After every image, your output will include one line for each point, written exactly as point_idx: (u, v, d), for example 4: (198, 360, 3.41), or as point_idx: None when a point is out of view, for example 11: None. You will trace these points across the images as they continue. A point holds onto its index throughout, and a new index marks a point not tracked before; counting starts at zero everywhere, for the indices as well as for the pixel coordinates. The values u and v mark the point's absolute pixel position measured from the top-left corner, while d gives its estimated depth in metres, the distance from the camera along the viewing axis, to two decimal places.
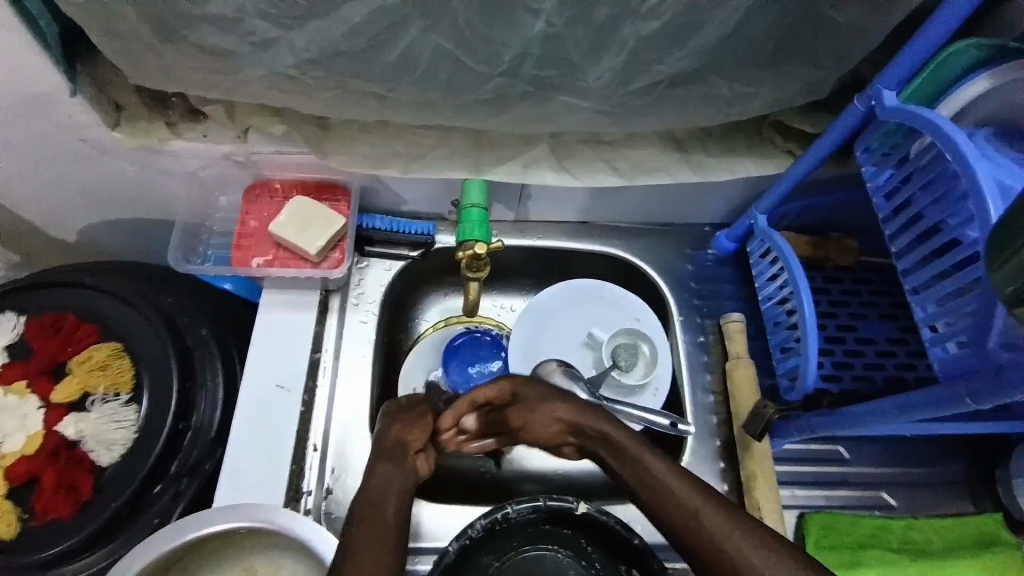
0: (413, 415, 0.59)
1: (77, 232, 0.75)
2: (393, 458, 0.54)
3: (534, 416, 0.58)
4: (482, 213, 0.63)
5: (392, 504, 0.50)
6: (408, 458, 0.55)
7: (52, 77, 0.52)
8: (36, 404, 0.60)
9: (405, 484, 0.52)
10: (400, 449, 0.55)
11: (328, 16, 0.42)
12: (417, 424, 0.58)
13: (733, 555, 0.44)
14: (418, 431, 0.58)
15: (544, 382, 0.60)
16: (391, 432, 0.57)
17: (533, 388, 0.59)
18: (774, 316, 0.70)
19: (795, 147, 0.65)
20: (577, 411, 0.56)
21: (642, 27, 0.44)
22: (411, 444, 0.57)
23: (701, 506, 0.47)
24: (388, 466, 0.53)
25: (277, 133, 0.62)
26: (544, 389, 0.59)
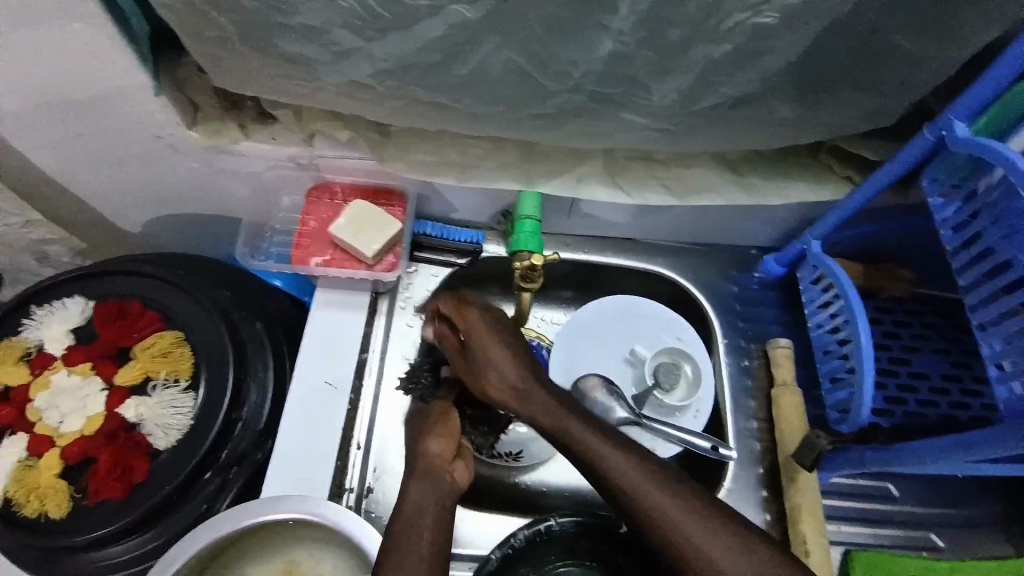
0: (433, 425, 0.57)
1: (142, 223, 0.79)
2: (425, 476, 0.54)
3: (479, 369, 0.55)
4: (536, 225, 0.64)
5: (428, 524, 0.51)
6: (441, 474, 0.54)
7: (138, 77, 0.55)
8: (98, 386, 0.63)
9: (438, 503, 0.53)
10: (431, 461, 0.55)
11: (407, 30, 0.42)
12: (447, 429, 0.57)
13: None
14: (448, 434, 0.57)
15: (506, 343, 0.55)
16: (420, 446, 0.56)
17: (493, 334, 0.56)
18: (823, 343, 0.69)
19: (854, 173, 0.65)
20: (524, 379, 0.55)
21: (714, 50, 0.43)
22: (442, 455, 0.55)
23: (720, 546, 0.47)
24: (421, 486, 0.53)
25: (342, 139, 0.64)
26: (498, 338, 0.56)
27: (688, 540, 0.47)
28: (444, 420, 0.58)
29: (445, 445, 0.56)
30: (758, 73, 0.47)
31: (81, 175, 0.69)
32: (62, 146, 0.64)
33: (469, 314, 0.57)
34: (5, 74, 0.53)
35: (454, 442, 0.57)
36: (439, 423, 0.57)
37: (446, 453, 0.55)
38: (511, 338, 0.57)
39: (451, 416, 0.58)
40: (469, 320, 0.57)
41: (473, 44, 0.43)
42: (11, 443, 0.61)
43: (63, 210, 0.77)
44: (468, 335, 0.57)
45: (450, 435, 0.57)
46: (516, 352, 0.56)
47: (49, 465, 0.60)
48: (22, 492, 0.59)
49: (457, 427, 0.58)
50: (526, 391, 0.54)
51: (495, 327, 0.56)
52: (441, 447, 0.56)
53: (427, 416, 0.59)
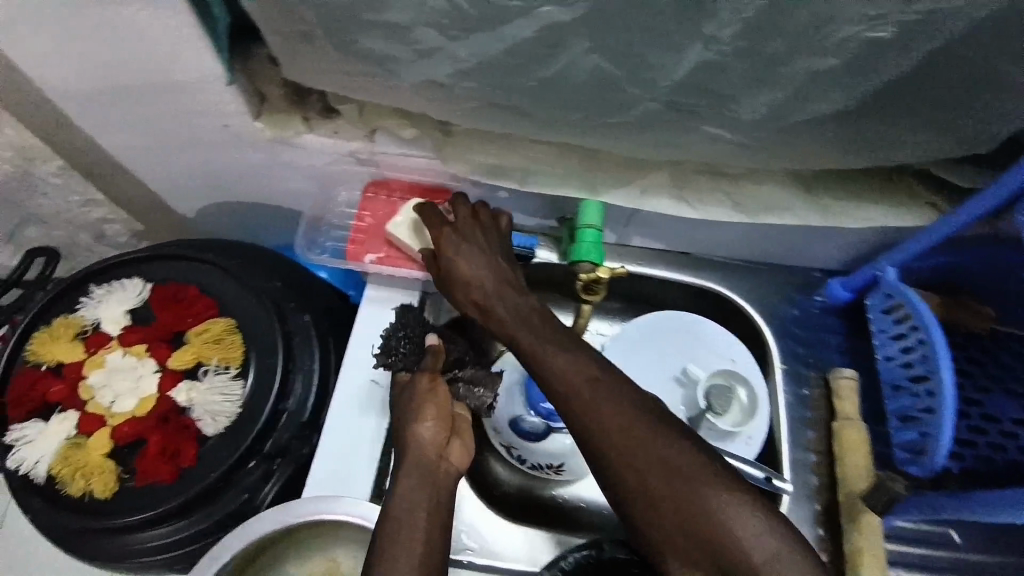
0: (422, 408, 0.59)
1: (197, 209, 0.80)
2: (416, 467, 0.55)
3: (455, 281, 0.60)
4: (597, 235, 0.62)
5: (421, 516, 0.52)
6: (434, 465, 0.56)
7: (212, 66, 0.55)
8: (151, 367, 0.64)
9: (432, 500, 0.53)
10: (424, 449, 0.56)
11: (494, 31, 0.40)
12: (438, 402, 0.59)
13: (728, 564, 0.44)
14: (438, 411, 0.59)
15: (475, 266, 0.60)
16: (412, 433, 0.57)
17: (468, 247, 0.61)
18: (894, 378, 0.65)
19: (941, 200, 0.61)
20: (495, 292, 0.59)
21: (817, 64, 0.41)
22: (431, 438, 0.57)
23: (698, 504, 0.45)
24: (412, 481, 0.54)
25: (405, 137, 0.63)
26: (472, 251, 0.60)
27: (662, 492, 0.47)
28: (433, 399, 0.59)
29: (436, 429, 0.58)
30: (859, 91, 0.43)
31: (145, 159, 0.70)
32: (131, 129, 0.65)
33: (445, 230, 0.62)
34: (85, 57, 0.54)
35: (444, 422, 0.58)
36: (427, 405, 0.59)
37: (438, 438, 0.57)
38: (489, 254, 0.61)
39: (438, 386, 0.60)
40: (448, 233, 0.62)
41: (560, 47, 0.41)
42: (60, 420, 0.62)
43: (126, 192, 0.78)
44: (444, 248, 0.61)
45: (440, 417, 0.58)
46: (488, 272, 0.60)
47: (98, 444, 0.60)
48: (69, 471, 0.60)
49: (445, 397, 0.60)
50: (490, 305, 0.59)
51: (469, 241, 0.61)
52: (432, 432, 0.57)
53: (415, 395, 0.59)
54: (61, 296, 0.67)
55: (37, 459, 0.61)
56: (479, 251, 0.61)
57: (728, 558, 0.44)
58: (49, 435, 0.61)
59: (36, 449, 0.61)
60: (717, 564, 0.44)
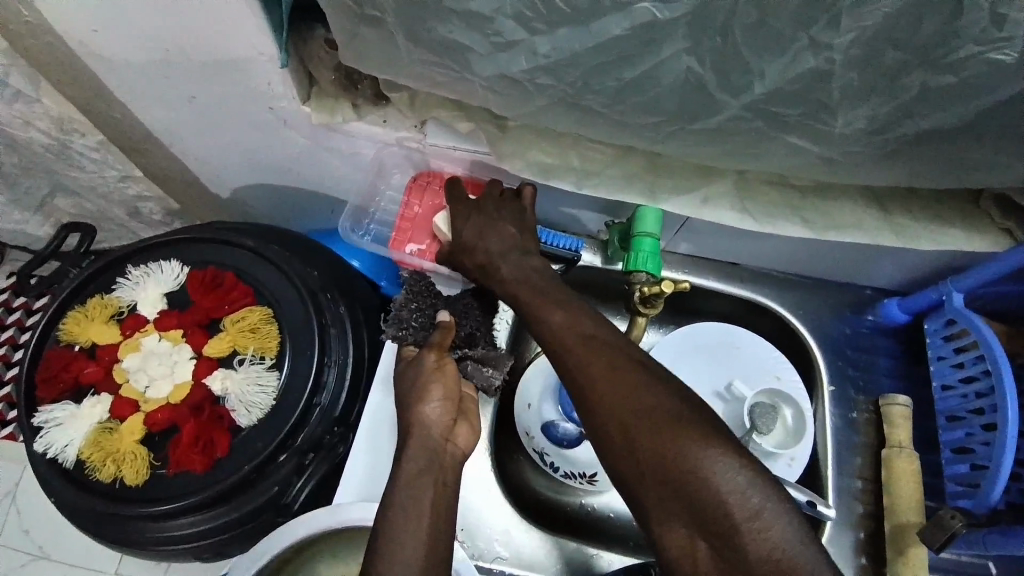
0: (428, 388, 0.55)
1: (234, 188, 0.79)
2: (420, 445, 0.52)
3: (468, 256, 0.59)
4: (654, 244, 0.60)
5: (428, 498, 0.48)
6: (441, 444, 0.53)
7: (266, 48, 0.53)
8: (187, 354, 0.62)
9: (439, 481, 0.50)
10: (430, 430, 0.53)
11: (583, 26, 0.38)
12: (445, 380, 0.56)
13: (711, 522, 0.39)
14: (445, 389, 0.55)
15: (489, 235, 0.58)
16: (416, 413, 0.54)
17: (483, 221, 0.59)
18: (950, 408, 0.63)
19: (1016, 227, 0.57)
20: (510, 264, 0.56)
21: (932, 80, 0.38)
22: (438, 418, 0.54)
23: (683, 460, 0.40)
24: (416, 460, 0.50)
25: (460, 130, 0.60)
26: (487, 224, 0.59)
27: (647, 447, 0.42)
28: (440, 378, 0.56)
29: (443, 410, 0.54)
30: (967, 110, 0.40)
31: (186, 136, 0.68)
32: (175, 106, 0.63)
33: (460, 205, 0.60)
34: (136, 27, 0.51)
35: (451, 402, 0.55)
36: (432, 384, 0.55)
37: (445, 420, 0.54)
38: (504, 226, 0.58)
39: (445, 364, 0.57)
40: (464, 207, 0.60)
41: (653, 48, 0.39)
42: (92, 404, 0.61)
43: (164, 167, 0.77)
44: (459, 222, 0.60)
45: (447, 397, 0.55)
46: (500, 240, 0.58)
47: (131, 430, 0.59)
48: (99, 456, 0.59)
49: (452, 376, 0.57)
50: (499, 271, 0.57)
51: (485, 214, 0.59)
52: (439, 413, 0.54)
53: (420, 372, 0.56)
54: (96, 275, 0.66)
55: (66, 443, 0.60)
56: (493, 223, 0.59)
57: (718, 521, 0.39)
58: (80, 419, 0.60)
59: (66, 432, 0.60)
60: (701, 522, 0.39)
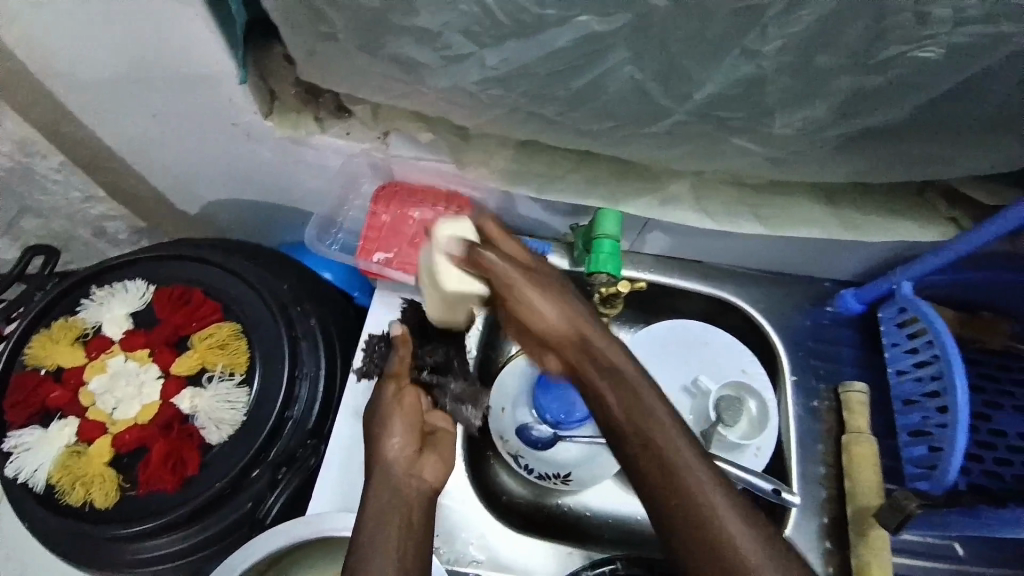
0: (388, 421, 0.55)
1: (201, 205, 0.79)
2: (386, 482, 0.49)
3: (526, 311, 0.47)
4: (614, 246, 0.61)
5: (394, 534, 0.45)
6: (407, 479, 0.50)
7: (224, 65, 0.53)
8: (155, 373, 0.62)
9: (405, 517, 0.47)
10: (392, 464, 0.52)
11: (529, 39, 0.39)
12: (404, 412, 0.56)
13: None
14: (405, 420, 0.56)
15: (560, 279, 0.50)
16: (378, 449, 0.53)
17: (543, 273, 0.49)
18: (906, 393, 0.64)
19: (961, 216, 0.60)
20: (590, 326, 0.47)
21: (859, 82, 0.40)
22: (400, 452, 0.53)
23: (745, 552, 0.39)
24: (383, 492, 0.48)
25: (422, 141, 0.61)
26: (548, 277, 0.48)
27: (717, 509, 0.40)
28: (399, 411, 0.56)
29: (404, 443, 0.54)
30: (895, 109, 0.42)
31: (151, 152, 0.68)
32: (137, 123, 0.63)
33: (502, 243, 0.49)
34: (94, 48, 0.52)
35: (413, 436, 0.55)
36: (392, 418, 0.55)
37: (407, 452, 0.53)
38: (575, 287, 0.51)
39: (404, 392, 0.58)
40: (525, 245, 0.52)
41: (598, 59, 0.40)
42: (61, 426, 0.61)
43: (130, 185, 0.76)
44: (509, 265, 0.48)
45: (408, 431, 0.55)
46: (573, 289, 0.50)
47: (100, 452, 0.59)
48: (68, 480, 0.58)
49: (417, 412, 0.57)
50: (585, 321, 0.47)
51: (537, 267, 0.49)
52: (400, 447, 0.53)
53: (381, 405, 0.57)
54: (60, 297, 0.65)
55: (35, 468, 0.59)
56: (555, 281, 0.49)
57: None
58: (48, 442, 0.60)
59: (34, 457, 0.59)
60: None
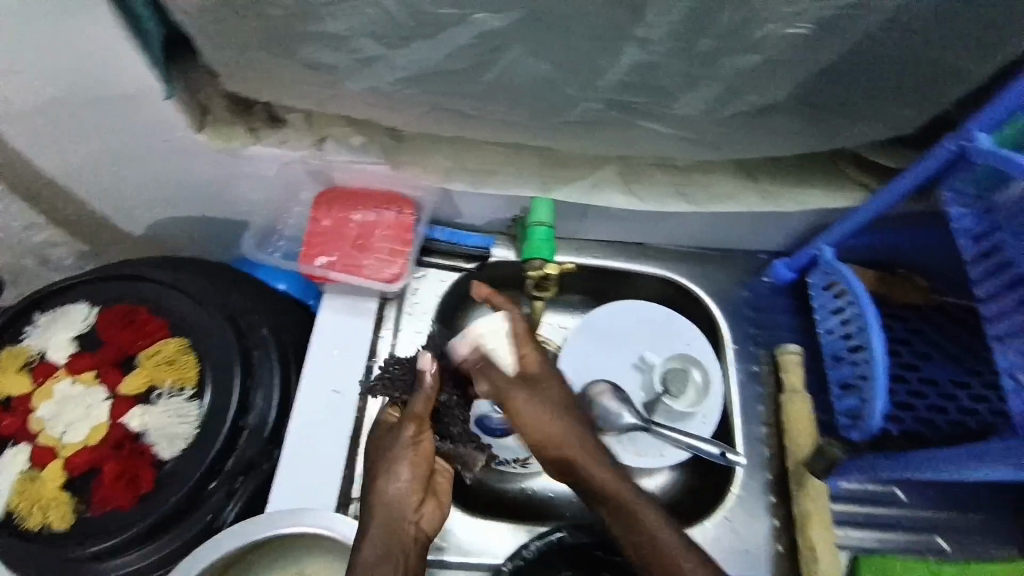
0: (397, 464, 0.53)
1: (144, 226, 0.77)
2: (389, 529, 0.50)
3: (518, 419, 0.54)
4: (547, 232, 0.64)
5: None
6: (407, 526, 0.51)
7: (150, 82, 0.54)
8: (102, 395, 0.62)
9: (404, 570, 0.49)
10: (394, 508, 0.51)
11: (434, 39, 0.42)
12: (418, 458, 0.53)
13: None
14: (414, 469, 0.53)
15: (556, 385, 0.55)
16: (383, 489, 0.52)
17: (558, 380, 0.55)
18: (833, 350, 0.68)
19: (870, 181, 0.64)
20: (582, 429, 0.53)
21: (741, 61, 0.43)
22: (406, 500, 0.52)
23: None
24: (380, 540, 0.49)
25: (354, 144, 0.63)
26: (560, 383, 0.55)
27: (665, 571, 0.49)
28: (414, 455, 0.53)
29: (410, 490, 0.52)
30: (782, 84, 0.46)
31: (86, 178, 0.68)
32: (69, 149, 0.63)
33: (530, 346, 0.56)
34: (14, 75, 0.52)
35: (420, 482, 0.53)
36: (403, 461, 0.53)
37: (412, 500, 0.52)
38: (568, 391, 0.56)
39: (422, 439, 0.55)
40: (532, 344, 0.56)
41: (499, 53, 0.43)
42: (13, 455, 0.60)
43: (70, 213, 0.75)
44: (529, 370, 0.55)
45: (416, 477, 0.53)
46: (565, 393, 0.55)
47: (53, 476, 0.59)
48: (25, 505, 0.58)
49: (428, 461, 0.54)
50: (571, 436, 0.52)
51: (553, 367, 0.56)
52: (404, 493, 0.52)
53: (396, 446, 0.53)
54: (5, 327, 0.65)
55: None
56: (566, 384, 0.55)
57: None
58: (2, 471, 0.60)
59: None
60: None
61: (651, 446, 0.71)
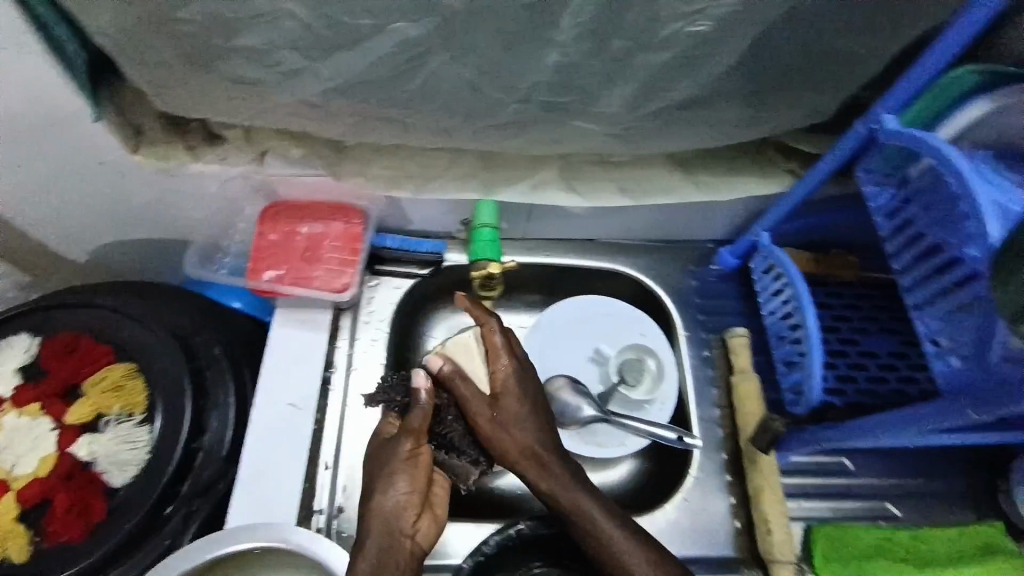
0: (396, 476, 0.55)
1: (89, 252, 0.76)
2: (384, 539, 0.52)
3: (503, 438, 0.59)
4: (491, 233, 0.68)
5: None
6: (402, 537, 0.53)
7: (77, 106, 0.53)
8: (47, 426, 0.60)
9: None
10: (391, 520, 0.53)
11: (354, 49, 0.42)
12: (417, 470, 0.56)
13: None
14: (413, 481, 0.55)
15: (535, 406, 0.61)
16: (382, 500, 0.54)
17: (525, 391, 0.61)
18: (777, 331, 0.71)
19: (797, 167, 0.66)
20: (537, 437, 0.59)
21: (653, 58, 0.45)
22: (403, 510, 0.54)
23: None
24: (377, 549, 0.51)
25: (294, 156, 0.63)
26: (527, 394, 0.61)
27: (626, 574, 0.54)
28: (410, 467, 0.56)
29: (408, 501, 0.55)
30: (697, 79, 0.48)
31: (20, 207, 0.66)
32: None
33: (504, 359, 0.61)
34: None
35: (418, 494, 0.55)
36: (401, 473, 0.55)
37: (409, 511, 0.54)
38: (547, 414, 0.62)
39: (420, 451, 0.57)
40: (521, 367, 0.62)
41: (420, 61, 0.44)
42: None
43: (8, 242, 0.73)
44: (500, 382, 0.60)
45: (414, 488, 0.55)
46: (543, 410, 0.61)
47: (6, 509, 0.57)
48: None
49: (425, 472, 0.56)
50: (548, 456, 0.59)
51: (522, 379, 0.61)
52: (403, 504, 0.54)
53: (394, 459, 0.56)
54: None
55: None
56: (532, 395, 0.61)
57: None
58: None
59: None
60: None
61: (611, 436, 0.72)
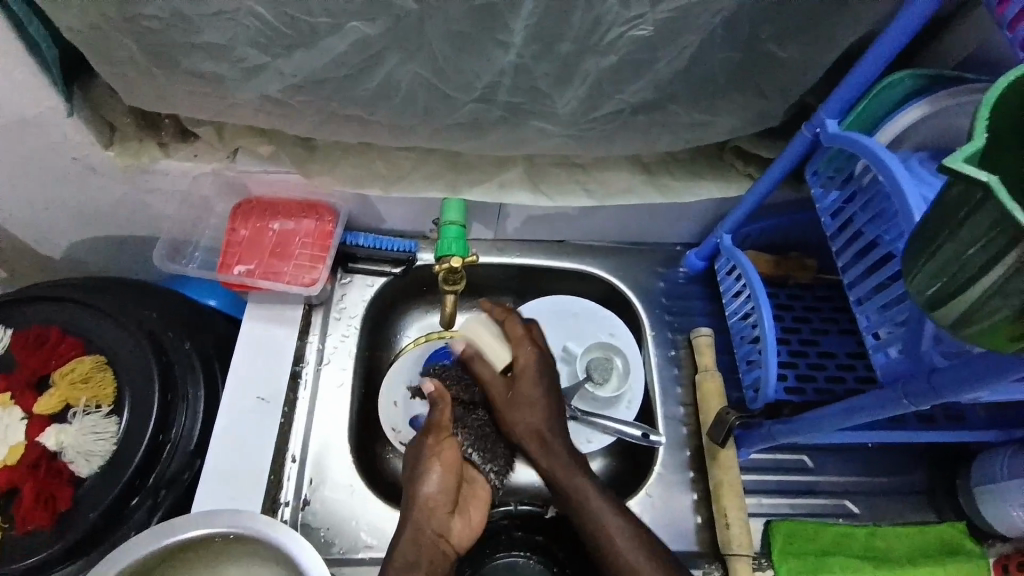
0: (426, 469, 0.57)
1: (62, 249, 0.76)
2: (416, 530, 0.54)
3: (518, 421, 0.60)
4: (459, 231, 0.66)
5: None
6: (436, 537, 0.55)
7: (49, 102, 0.54)
8: (18, 414, 0.60)
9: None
10: (427, 515, 0.55)
11: (314, 48, 0.44)
12: (445, 467, 0.57)
13: None
14: (445, 476, 0.57)
15: (546, 389, 0.61)
16: (416, 491, 0.56)
17: (545, 376, 0.62)
18: (739, 331, 0.73)
19: (754, 171, 0.68)
20: (549, 421, 0.60)
21: (602, 62, 0.47)
22: (433, 504, 0.56)
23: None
24: (411, 539, 0.54)
25: (264, 154, 0.64)
26: (545, 383, 0.61)
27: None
28: (438, 462, 0.57)
29: (439, 493, 0.56)
30: (645, 82, 0.50)
31: None
32: None
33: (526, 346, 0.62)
34: None
35: (448, 492, 0.56)
36: (431, 468, 0.57)
37: (440, 508, 0.56)
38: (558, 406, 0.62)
39: (443, 446, 0.58)
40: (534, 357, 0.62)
41: (377, 60, 0.46)
42: None
43: None
44: (522, 371, 0.61)
45: (444, 484, 0.56)
46: (553, 395, 0.62)
47: None
48: None
49: (455, 461, 0.58)
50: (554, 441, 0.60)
51: (544, 361, 0.62)
52: (434, 497, 0.56)
53: (420, 455, 0.58)
54: None
55: None
56: (550, 384, 0.62)
57: None
58: None
59: None
60: None
61: (579, 433, 0.73)
